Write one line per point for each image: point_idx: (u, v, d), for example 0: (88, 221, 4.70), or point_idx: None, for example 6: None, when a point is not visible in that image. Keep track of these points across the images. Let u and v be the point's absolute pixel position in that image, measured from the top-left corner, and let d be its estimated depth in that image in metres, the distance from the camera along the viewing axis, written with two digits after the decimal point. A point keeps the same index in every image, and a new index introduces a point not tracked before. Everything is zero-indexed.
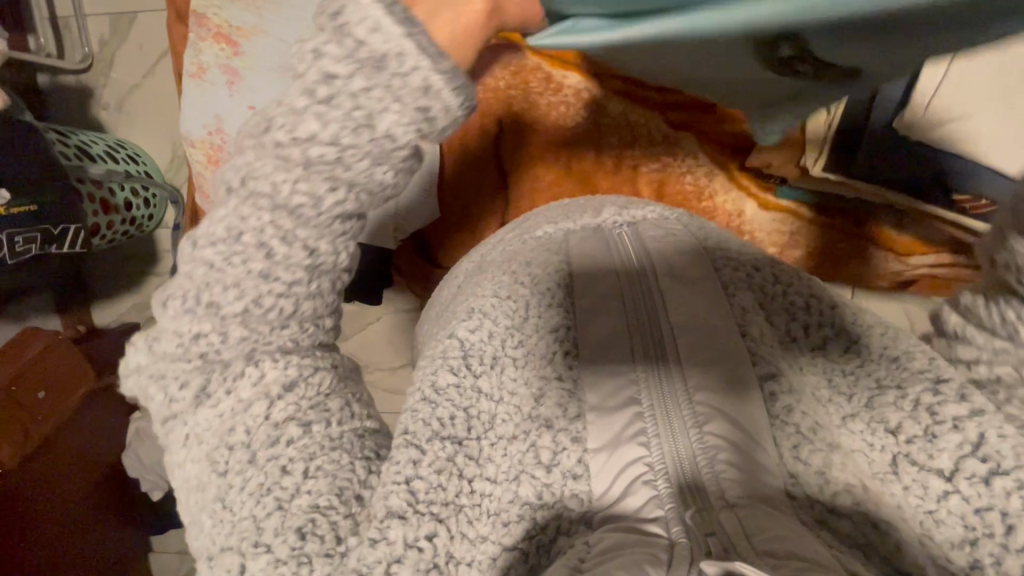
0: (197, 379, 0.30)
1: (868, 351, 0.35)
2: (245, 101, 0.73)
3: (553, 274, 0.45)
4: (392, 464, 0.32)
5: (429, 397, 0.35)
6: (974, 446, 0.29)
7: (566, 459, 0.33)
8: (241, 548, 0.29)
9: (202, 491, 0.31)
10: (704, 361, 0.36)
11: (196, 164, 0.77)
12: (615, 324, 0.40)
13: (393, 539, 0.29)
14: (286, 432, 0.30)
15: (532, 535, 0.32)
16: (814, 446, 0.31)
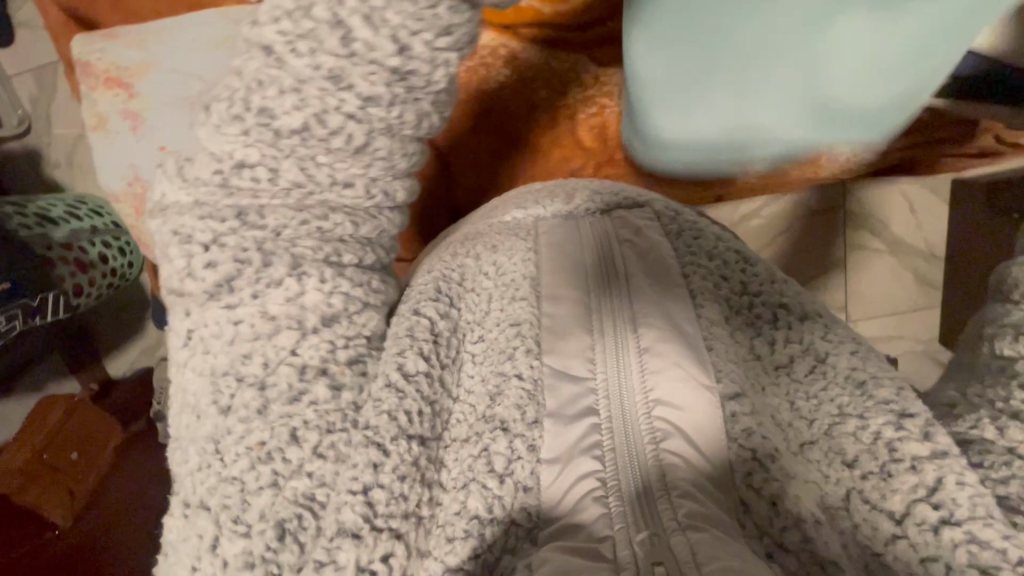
0: (229, 266, 0.29)
1: (834, 371, 0.34)
2: (154, 143, 0.69)
3: (520, 265, 0.43)
4: (348, 466, 0.30)
5: (395, 384, 0.33)
6: (930, 490, 0.27)
7: (519, 469, 0.32)
8: (218, 520, 0.29)
9: (198, 420, 0.31)
10: (666, 368, 0.34)
11: (129, 221, 0.73)
12: (577, 320, 0.39)
13: (342, 565, 0.28)
14: (312, 391, 0.30)
15: (478, 555, 0.30)
16: (768, 476, 0.30)
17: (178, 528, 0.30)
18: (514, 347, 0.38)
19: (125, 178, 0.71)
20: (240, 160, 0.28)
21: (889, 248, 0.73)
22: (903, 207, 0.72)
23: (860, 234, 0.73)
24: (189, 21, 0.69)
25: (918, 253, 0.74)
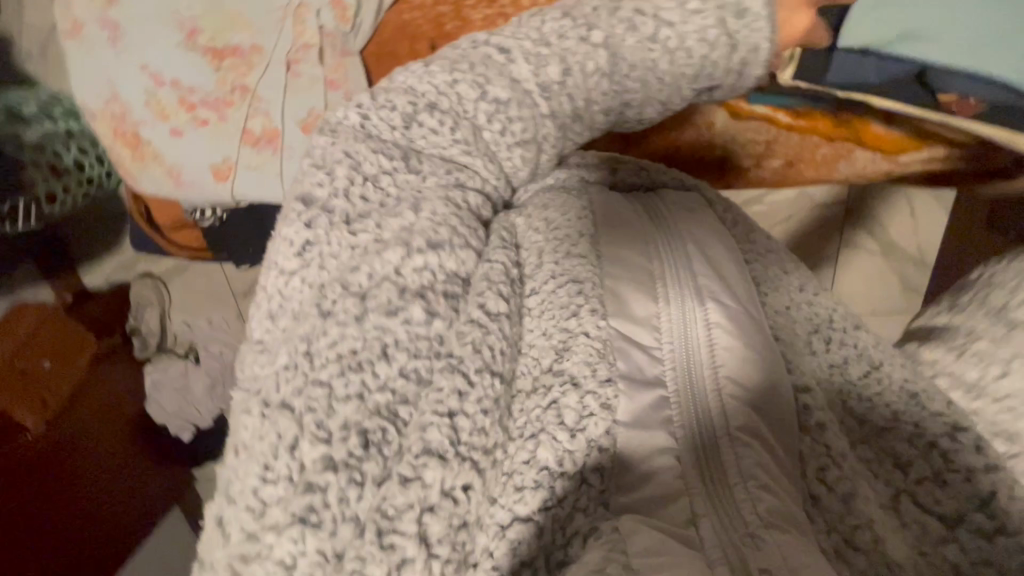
0: (374, 195, 0.34)
1: (888, 380, 0.35)
2: (134, 59, 0.71)
3: (575, 223, 0.42)
4: (433, 391, 0.30)
5: (478, 319, 0.33)
6: (983, 503, 0.31)
7: (593, 426, 0.32)
8: (302, 421, 0.28)
9: (298, 321, 0.32)
10: (734, 351, 0.35)
11: (103, 138, 0.74)
12: (636, 284, 0.38)
13: (429, 483, 0.28)
14: (410, 308, 0.31)
15: (549, 507, 0.31)
16: (840, 472, 0.32)
17: (255, 425, 0.29)
18: (577, 304, 0.37)
19: (100, 93, 0.72)
20: (432, 103, 0.37)
21: (882, 250, 0.85)
22: (903, 206, 0.82)
23: (857, 232, 0.85)
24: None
25: (906, 259, 0.84)
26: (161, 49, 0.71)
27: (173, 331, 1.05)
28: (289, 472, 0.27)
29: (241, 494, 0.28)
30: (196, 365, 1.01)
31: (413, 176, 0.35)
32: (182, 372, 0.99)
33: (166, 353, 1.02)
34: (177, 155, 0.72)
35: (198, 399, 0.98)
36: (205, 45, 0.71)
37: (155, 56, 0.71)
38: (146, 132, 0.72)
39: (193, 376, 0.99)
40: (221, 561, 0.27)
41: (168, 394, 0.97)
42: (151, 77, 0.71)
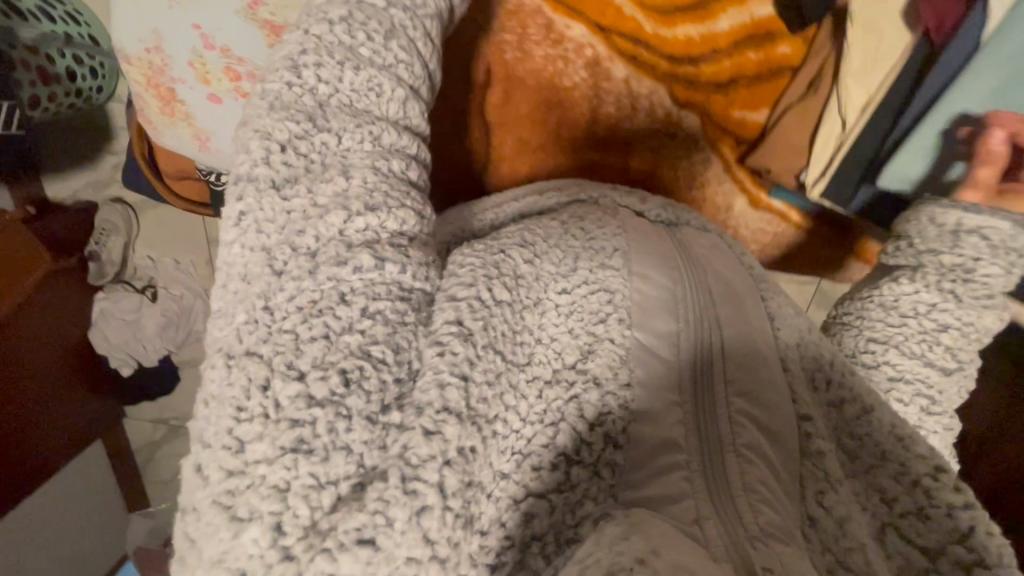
0: (300, 166, 0.34)
1: (877, 424, 0.38)
2: (187, 16, 0.64)
3: (614, 238, 0.45)
4: (435, 351, 0.32)
5: (484, 298, 0.35)
6: (963, 536, 0.32)
7: (611, 422, 0.35)
8: (271, 363, 0.30)
9: (249, 284, 0.32)
10: (742, 375, 0.38)
11: (135, 83, 0.71)
12: (658, 302, 0.41)
13: (448, 437, 0.30)
14: (358, 258, 0.32)
15: (560, 489, 0.33)
16: (837, 497, 0.34)
17: (221, 376, 0.31)
18: (606, 313, 0.39)
19: (142, 38, 0.67)
20: (303, 51, 0.36)
21: None
22: None
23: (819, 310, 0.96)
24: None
25: None
26: (215, 12, 0.64)
27: (134, 264, 1.03)
28: (262, 408, 0.29)
29: (215, 438, 0.29)
30: (152, 302, 1.01)
31: (328, 135, 0.35)
32: (137, 306, 0.99)
33: (122, 285, 1.00)
34: (213, 120, 0.72)
35: (151, 340, 1.00)
36: (265, 19, 0.64)
37: (209, 18, 0.64)
38: (183, 92, 0.70)
39: (146, 312, 0.99)
40: (204, 499, 0.28)
41: (114, 326, 0.98)
42: (201, 39, 0.65)
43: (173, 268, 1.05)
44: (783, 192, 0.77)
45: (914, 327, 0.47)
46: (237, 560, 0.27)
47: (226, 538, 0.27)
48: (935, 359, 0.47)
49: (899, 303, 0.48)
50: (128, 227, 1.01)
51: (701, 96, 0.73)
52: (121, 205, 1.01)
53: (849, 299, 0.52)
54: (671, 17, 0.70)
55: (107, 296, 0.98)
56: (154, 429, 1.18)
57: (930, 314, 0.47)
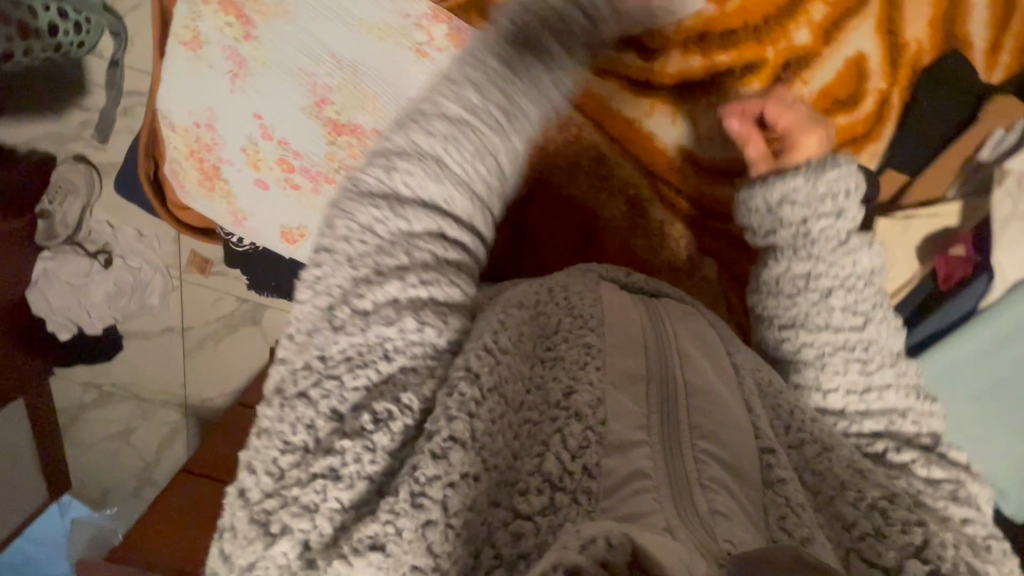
0: (374, 240, 0.40)
1: (836, 460, 0.42)
2: (251, 107, 0.80)
3: (593, 307, 0.48)
4: (453, 391, 0.36)
5: (490, 349, 0.39)
6: (919, 549, 0.35)
7: (589, 455, 0.37)
8: (317, 405, 0.36)
9: (302, 338, 0.39)
10: (711, 416, 0.41)
11: (177, 151, 0.85)
12: (630, 354, 0.45)
13: (453, 462, 0.34)
14: (404, 320, 0.39)
15: (544, 513, 0.34)
16: (798, 520, 0.37)
17: (273, 414, 0.37)
18: (585, 361, 0.43)
19: (195, 115, 0.82)
20: (388, 140, 0.43)
21: None
22: None
23: None
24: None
25: None
26: (281, 108, 0.80)
27: (88, 226, 1.05)
28: (304, 442, 0.35)
29: (261, 467, 0.35)
30: (103, 268, 1.04)
31: (400, 217, 0.41)
32: (86, 271, 1.03)
33: (73, 247, 1.03)
34: (251, 199, 0.85)
35: (96, 309, 1.04)
36: (329, 117, 0.80)
37: (269, 110, 0.80)
38: (226, 170, 0.84)
39: (95, 280, 1.03)
40: (242, 518, 0.34)
41: (58, 288, 1.02)
42: (260, 127, 0.81)
43: (134, 240, 1.06)
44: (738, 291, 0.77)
45: (812, 302, 0.54)
46: (268, 568, 0.32)
47: (261, 550, 0.32)
48: (843, 322, 0.53)
49: (789, 278, 0.55)
50: (87, 190, 1.03)
51: (722, 244, 0.77)
52: (85, 165, 1.04)
53: (755, 286, 0.59)
54: (704, 177, 0.76)
55: (55, 255, 1.02)
56: (85, 392, 1.21)
57: (811, 285, 0.54)
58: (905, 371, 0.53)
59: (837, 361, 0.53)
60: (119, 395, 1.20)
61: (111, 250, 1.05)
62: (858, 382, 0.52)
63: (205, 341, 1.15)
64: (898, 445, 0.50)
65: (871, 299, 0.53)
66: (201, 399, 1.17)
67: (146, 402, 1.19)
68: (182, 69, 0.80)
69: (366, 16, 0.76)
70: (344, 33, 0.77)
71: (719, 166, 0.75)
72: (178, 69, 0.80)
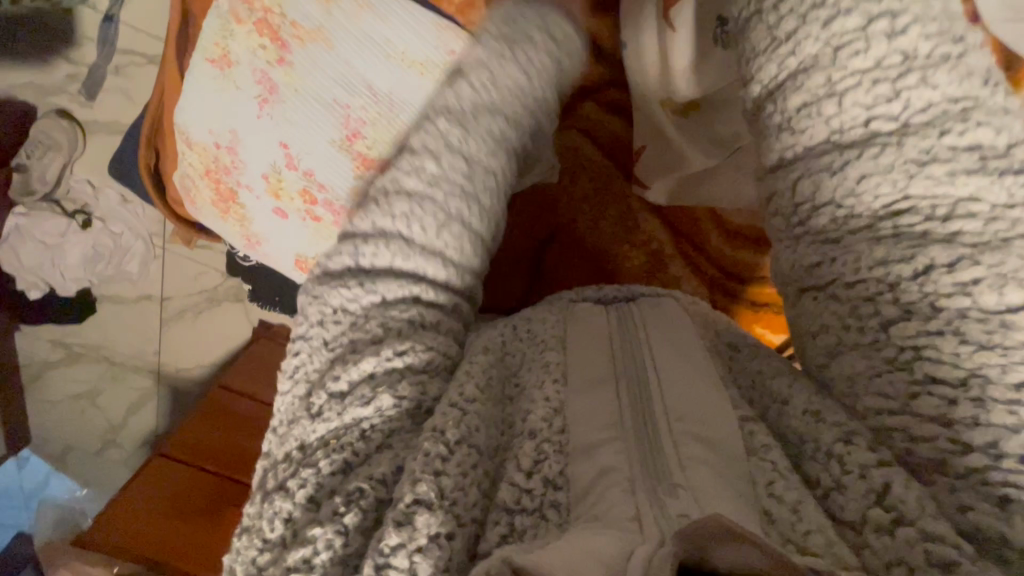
0: (348, 338, 0.42)
1: (792, 410, 0.40)
2: (279, 134, 0.80)
3: (555, 325, 0.47)
4: (418, 455, 0.34)
5: (458, 404, 0.37)
6: (880, 496, 0.33)
7: (547, 467, 0.34)
8: (294, 497, 0.35)
9: (281, 442, 0.40)
10: (686, 395, 0.38)
11: (194, 166, 0.85)
12: (594, 352, 0.43)
13: (419, 527, 0.30)
14: (380, 398, 0.38)
15: (507, 540, 0.32)
16: (787, 484, 0.33)
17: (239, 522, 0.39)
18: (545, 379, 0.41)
19: (218, 136, 0.81)
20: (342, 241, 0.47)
21: None
22: None
23: None
24: (367, 31, 0.78)
25: None
26: (309, 139, 0.80)
27: (68, 185, 1.20)
28: (282, 536, 0.34)
29: (241, 567, 0.35)
30: (80, 228, 1.20)
31: (373, 296, 0.43)
32: (63, 231, 1.19)
33: (50, 205, 1.19)
34: (264, 222, 0.86)
35: (71, 270, 1.22)
36: (360, 152, 0.79)
37: (298, 141, 0.80)
38: (243, 193, 0.85)
39: (71, 240, 1.20)
40: None
41: (32, 246, 1.17)
42: (285, 157, 0.81)
43: (118, 205, 1.23)
44: (742, 286, 0.77)
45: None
46: None
47: None
48: None
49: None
50: (69, 146, 1.20)
51: (734, 302, 0.77)
52: (66, 122, 1.20)
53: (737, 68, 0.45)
54: (730, 241, 0.76)
55: (28, 212, 1.17)
56: (52, 350, 1.32)
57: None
58: (969, 62, 0.37)
59: (862, 34, 0.37)
60: (89, 356, 1.34)
61: (89, 212, 1.21)
62: (896, 65, 0.36)
63: (185, 313, 1.36)
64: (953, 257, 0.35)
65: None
66: (175, 369, 1.37)
67: (117, 364, 1.35)
68: (212, 105, 0.80)
69: (406, 50, 0.78)
70: (385, 67, 0.79)
71: (743, 229, 0.75)
72: (209, 105, 0.80)
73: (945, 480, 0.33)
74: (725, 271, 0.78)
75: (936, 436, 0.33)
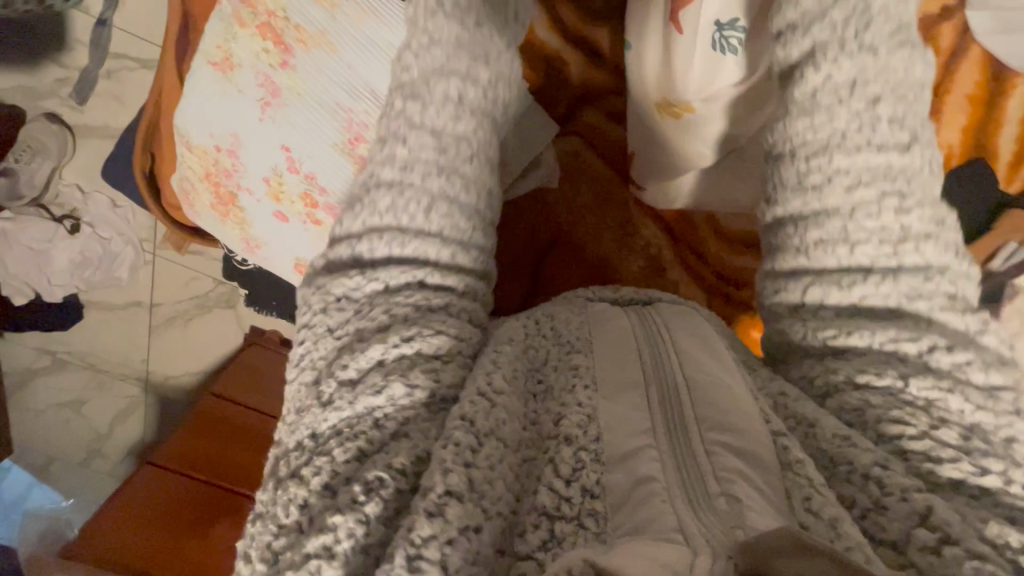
0: (353, 327, 0.42)
1: (820, 435, 0.39)
2: (278, 139, 0.73)
3: (578, 326, 0.47)
4: (450, 443, 0.34)
5: (485, 393, 0.38)
6: (923, 517, 0.33)
7: (586, 476, 0.35)
8: (310, 484, 0.35)
9: (292, 427, 0.40)
10: (713, 403, 0.39)
11: (194, 169, 0.80)
12: (621, 353, 0.43)
13: (450, 519, 0.31)
14: (391, 387, 0.38)
15: (549, 547, 0.32)
16: (824, 500, 0.34)
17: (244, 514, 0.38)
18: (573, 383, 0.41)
19: (217, 138, 0.75)
20: (356, 207, 0.48)
21: None
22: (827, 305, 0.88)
23: None
24: (368, 35, 0.68)
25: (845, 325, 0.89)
26: (312, 142, 0.72)
27: (57, 190, 1.19)
28: (297, 522, 0.34)
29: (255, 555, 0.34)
30: (70, 233, 1.17)
31: (392, 267, 0.44)
32: (50, 236, 1.16)
33: (39, 209, 1.16)
34: (265, 230, 0.82)
35: (58, 274, 1.18)
36: (362, 156, 0.73)
37: (299, 144, 0.73)
38: (243, 199, 0.79)
39: (58, 244, 1.16)
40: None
41: (22, 253, 1.14)
42: (287, 160, 0.74)
43: (108, 209, 1.22)
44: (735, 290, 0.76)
45: (839, 121, 0.46)
46: None
47: None
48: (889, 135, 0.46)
49: (799, 99, 0.47)
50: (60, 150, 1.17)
51: (727, 309, 0.76)
52: (57, 127, 1.17)
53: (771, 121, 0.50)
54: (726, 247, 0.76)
55: (15, 216, 1.13)
56: (37, 358, 1.32)
57: (854, 96, 0.46)
58: (945, 234, 0.45)
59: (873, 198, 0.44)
60: (74, 363, 1.32)
61: (78, 217, 1.19)
62: (896, 231, 0.44)
63: (174, 319, 1.35)
64: (952, 343, 0.41)
65: (913, 124, 0.47)
66: (164, 376, 1.36)
67: (102, 373, 1.33)
68: (210, 108, 0.73)
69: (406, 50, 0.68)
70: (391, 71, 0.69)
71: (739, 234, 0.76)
72: (207, 107, 0.74)
73: (962, 498, 0.35)
74: (718, 273, 0.77)
75: (960, 458, 0.36)
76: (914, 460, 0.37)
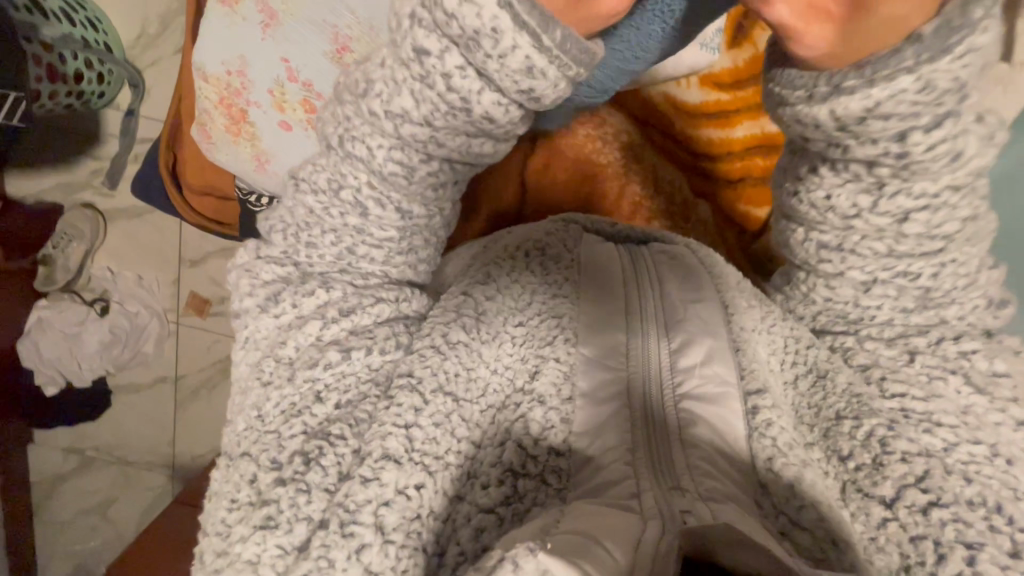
0: (280, 285, 0.40)
1: (834, 385, 0.41)
2: (277, 51, 0.71)
3: (566, 269, 0.45)
4: (392, 408, 0.35)
5: (439, 347, 0.38)
6: (918, 478, 0.36)
7: (553, 435, 0.36)
8: (258, 460, 0.37)
9: (247, 398, 0.41)
10: (675, 355, 0.39)
11: (205, 99, 0.75)
12: (597, 296, 0.43)
13: (384, 483, 0.33)
14: (327, 355, 0.39)
15: (509, 501, 0.35)
16: (787, 460, 0.36)
17: (221, 477, 0.40)
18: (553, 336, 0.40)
19: (228, 63, 0.72)
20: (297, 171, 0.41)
21: None
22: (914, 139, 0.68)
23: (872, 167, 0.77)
24: None
25: None
26: (308, 52, 0.71)
27: (89, 273, 1.06)
28: (249, 497, 0.37)
29: (214, 526, 0.37)
30: (99, 316, 1.03)
31: (324, 250, 0.40)
32: (81, 319, 1.02)
33: (70, 295, 1.03)
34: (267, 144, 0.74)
35: (89, 357, 1.02)
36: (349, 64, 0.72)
37: (299, 55, 0.71)
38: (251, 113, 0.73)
39: (89, 327, 1.02)
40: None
41: (52, 337, 1.00)
42: (285, 71, 0.71)
43: (135, 284, 1.07)
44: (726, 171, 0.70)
45: (858, 228, 0.37)
46: None
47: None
48: (910, 250, 0.37)
49: (812, 193, 0.38)
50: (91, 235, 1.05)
51: (711, 185, 0.71)
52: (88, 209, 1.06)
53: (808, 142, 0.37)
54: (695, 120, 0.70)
55: (51, 304, 1.02)
56: (64, 460, 1.12)
57: (879, 208, 0.36)
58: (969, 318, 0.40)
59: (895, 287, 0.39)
60: (103, 460, 1.13)
61: (109, 297, 1.05)
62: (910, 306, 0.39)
63: (201, 390, 1.12)
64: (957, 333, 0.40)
65: (961, 215, 0.36)
66: (192, 457, 1.14)
67: (132, 465, 1.14)
68: (212, 32, 0.72)
69: None
70: None
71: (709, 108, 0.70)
72: (213, 33, 0.72)
73: (959, 453, 0.37)
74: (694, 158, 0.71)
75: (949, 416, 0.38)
76: (912, 418, 0.38)
